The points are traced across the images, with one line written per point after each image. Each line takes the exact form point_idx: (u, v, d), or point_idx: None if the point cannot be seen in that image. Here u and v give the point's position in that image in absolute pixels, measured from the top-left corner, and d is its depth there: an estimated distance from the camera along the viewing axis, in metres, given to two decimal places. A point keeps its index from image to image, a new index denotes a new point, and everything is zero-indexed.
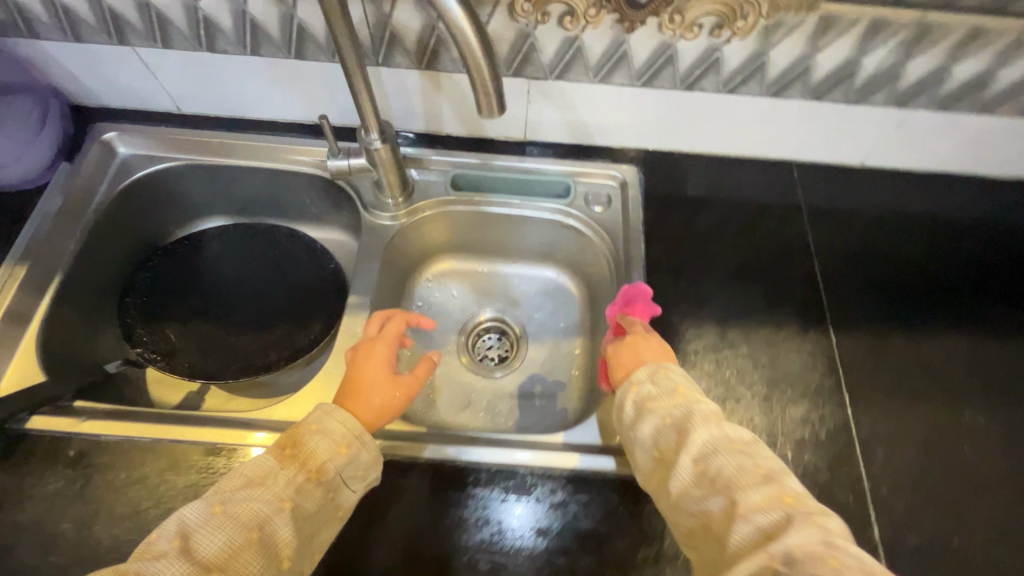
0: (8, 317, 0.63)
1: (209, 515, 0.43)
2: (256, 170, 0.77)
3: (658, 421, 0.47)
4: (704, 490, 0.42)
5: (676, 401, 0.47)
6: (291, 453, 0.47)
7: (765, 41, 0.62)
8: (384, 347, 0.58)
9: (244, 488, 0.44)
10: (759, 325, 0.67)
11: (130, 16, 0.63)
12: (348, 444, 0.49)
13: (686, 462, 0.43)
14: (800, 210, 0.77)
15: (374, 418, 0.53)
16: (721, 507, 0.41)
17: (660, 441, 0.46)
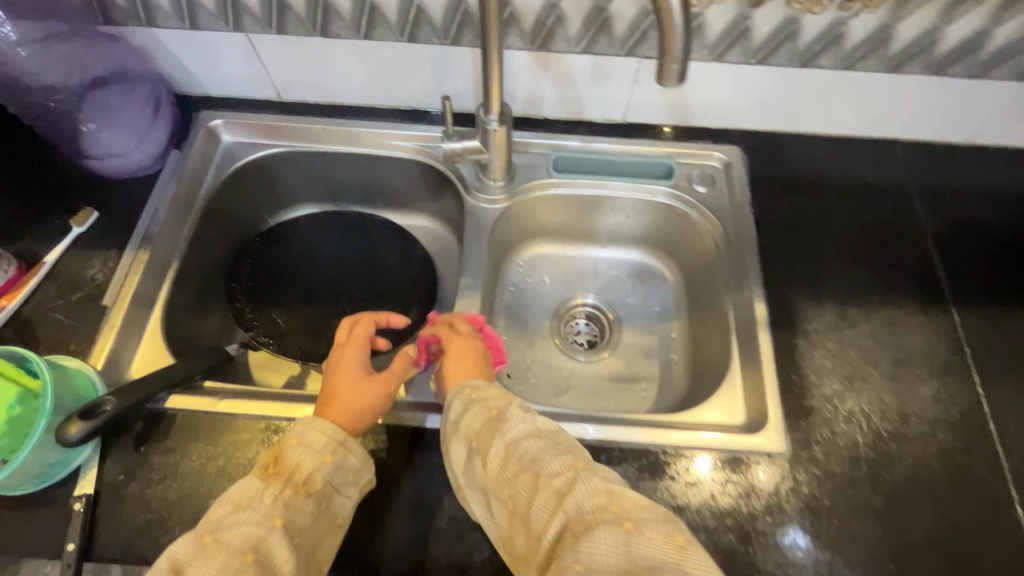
0: (136, 300, 0.65)
1: (200, 546, 0.41)
2: (357, 156, 0.78)
3: (481, 411, 0.49)
4: (514, 472, 0.45)
5: (466, 402, 0.51)
6: (273, 470, 0.47)
7: (895, 14, 0.60)
8: (353, 351, 0.57)
9: (233, 513, 0.44)
10: (876, 304, 0.66)
11: (250, 2, 0.64)
12: (333, 452, 0.49)
13: (495, 446, 0.46)
14: (909, 188, 0.75)
15: (353, 422, 0.53)
16: (517, 481, 0.44)
17: (477, 425, 0.48)
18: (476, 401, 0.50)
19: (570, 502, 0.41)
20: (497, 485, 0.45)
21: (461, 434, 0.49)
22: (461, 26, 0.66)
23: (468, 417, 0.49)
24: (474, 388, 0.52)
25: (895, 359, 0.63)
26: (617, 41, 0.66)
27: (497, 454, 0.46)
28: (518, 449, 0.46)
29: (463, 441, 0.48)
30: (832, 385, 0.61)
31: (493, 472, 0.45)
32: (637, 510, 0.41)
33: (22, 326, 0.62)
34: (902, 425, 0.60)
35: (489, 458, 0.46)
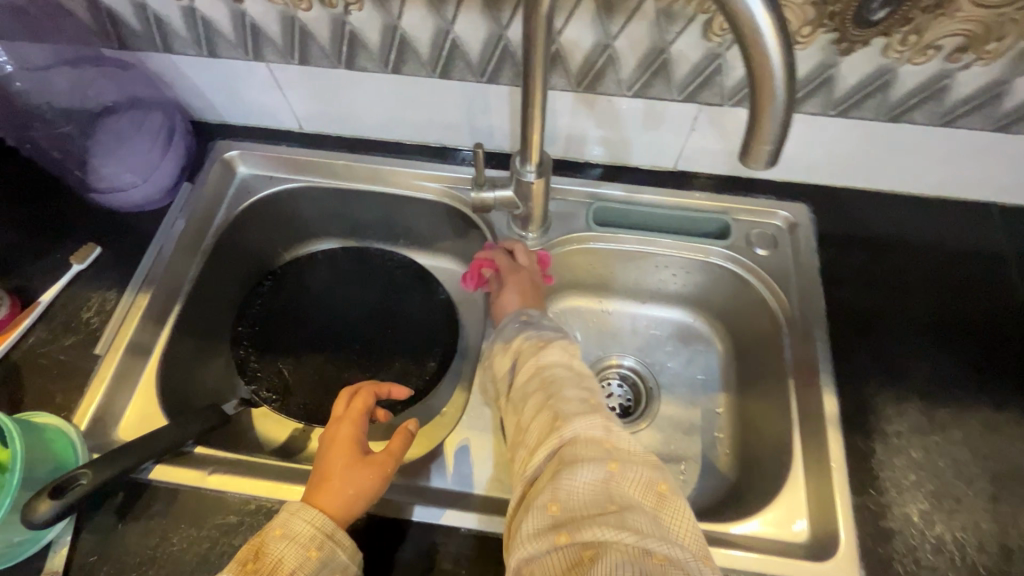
0: (131, 350, 0.59)
1: None
2: (379, 195, 0.72)
3: (535, 341, 0.51)
4: (535, 391, 0.46)
5: (522, 335, 0.53)
6: (251, 566, 0.41)
7: (1014, 67, 0.51)
8: (348, 428, 0.50)
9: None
10: (970, 403, 0.56)
11: (272, 31, 0.59)
12: (319, 546, 0.43)
13: (528, 364, 0.48)
14: (1008, 263, 0.65)
15: (346, 512, 0.46)
16: (533, 397, 0.45)
17: (525, 348, 0.51)
18: (533, 332, 0.53)
19: (566, 429, 0.41)
20: (519, 397, 0.47)
21: (512, 356, 0.51)
22: (500, 64, 0.59)
23: (522, 341, 0.52)
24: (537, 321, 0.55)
25: (994, 475, 0.53)
26: (675, 85, 0.58)
27: (528, 373, 0.48)
28: (548, 374, 0.47)
29: (511, 361, 0.51)
30: (916, 505, 0.51)
31: (521, 386, 0.47)
32: (627, 452, 0.41)
33: (10, 372, 0.57)
34: (1005, 562, 0.49)
35: (523, 375, 0.48)
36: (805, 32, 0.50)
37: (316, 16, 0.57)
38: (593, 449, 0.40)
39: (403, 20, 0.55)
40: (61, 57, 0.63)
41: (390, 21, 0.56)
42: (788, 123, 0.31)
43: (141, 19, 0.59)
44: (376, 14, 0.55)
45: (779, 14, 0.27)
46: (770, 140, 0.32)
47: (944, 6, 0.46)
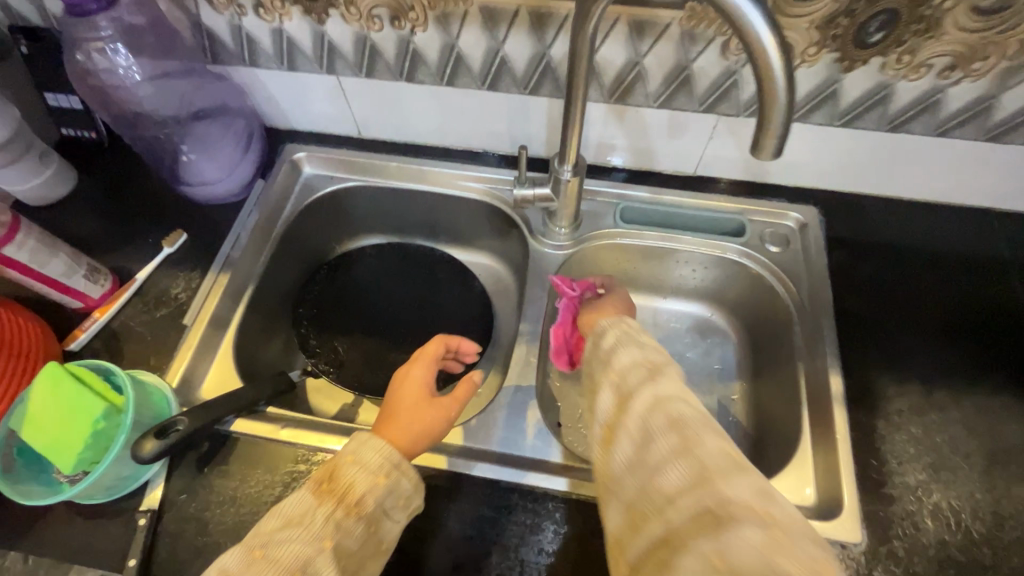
0: (212, 322, 0.68)
1: (250, 561, 0.41)
2: (428, 194, 0.80)
3: (637, 360, 0.49)
4: (659, 423, 0.44)
5: (622, 348, 0.51)
6: (328, 486, 0.46)
7: (1000, 83, 0.57)
8: (418, 372, 0.56)
9: (283, 528, 0.43)
10: (967, 388, 0.61)
11: (345, 49, 0.67)
12: (387, 474, 0.48)
13: (648, 396, 0.46)
14: (1006, 264, 0.70)
15: (411, 445, 0.52)
16: (656, 431, 0.43)
17: (631, 372, 0.48)
18: (635, 347, 0.51)
19: (718, 487, 0.39)
20: (639, 430, 0.44)
21: (616, 379, 0.49)
22: (541, 79, 0.67)
23: (624, 358, 0.50)
24: (632, 331, 0.53)
25: (989, 451, 0.58)
26: (696, 98, 0.65)
27: (645, 403, 0.45)
28: (669, 406, 0.44)
29: (614, 384, 0.49)
30: (916, 475, 0.56)
31: (635, 417, 0.45)
32: (786, 521, 0.38)
33: (110, 338, 0.66)
34: (997, 528, 0.54)
35: (638, 405, 0.46)
36: (811, 52, 0.57)
37: (384, 37, 0.65)
38: (749, 514, 0.37)
39: (459, 40, 0.64)
40: (166, 66, 0.70)
41: (448, 41, 0.64)
42: (790, 122, 0.38)
43: (233, 38, 0.69)
44: (436, 35, 0.64)
45: (781, 36, 0.35)
46: (774, 138, 0.38)
47: (933, 31, 0.53)
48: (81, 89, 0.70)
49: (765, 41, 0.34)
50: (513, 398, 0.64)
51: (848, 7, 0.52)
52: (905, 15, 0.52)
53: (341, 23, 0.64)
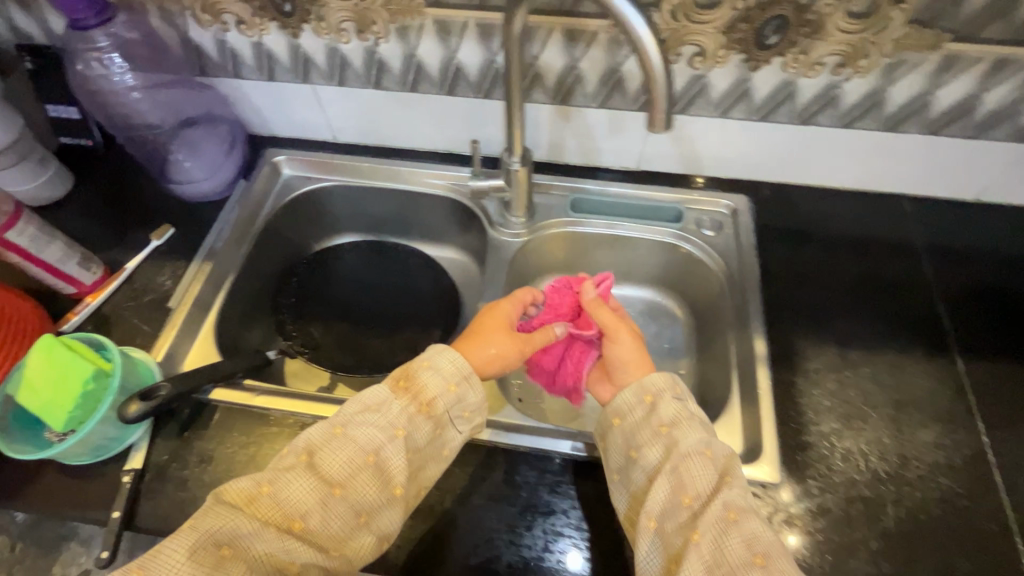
0: (195, 305, 0.74)
1: (332, 437, 0.54)
2: (397, 192, 0.88)
3: (701, 450, 0.53)
4: (730, 535, 0.48)
5: (689, 431, 0.55)
6: (405, 386, 0.57)
7: (886, 78, 0.65)
8: (508, 306, 0.69)
9: (360, 414, 0.55)
10: (878, 349, 0.68)
11: (317, 60, 0.75)
12: (457, 383, 0.58)
13: (721, 507, 0.49)
14: (917, 243, 0.77)
15: (484, 363, 0.62)
16: (729, 546, 0.47)
17: (699, 467, 0.52)
18: (696, 432, 0.55)
19: None
20: (713, 541, 0.48)
21: (680, 474, 0.52)
22: (493, 84, 0.75)
23: (688, 441, 0.54)
24: (685, 406, 0.57)
25: (897, 402, 0.64)
26: (630, 98, 0.73)
27: (718, 511, 0.49)
28: (744, 518, 0.48)
29: (679, 477, 0.52)
30: (830, 424, 0.63)
31: (711, 527, 0.48)
32: None
33: (102, 321, 0.72)
34: (902, 468, 0.60)
35: (709, 517, 0.49)
36: (721, 53, 0.65)
37: (352, 48, 0.73)
38: None
39: (418, 50, 0.72)
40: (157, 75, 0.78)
41: (408, 51, 0.72)
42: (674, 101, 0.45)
43: (218, 52, 0.77)
44: (398, 46, 0.72)
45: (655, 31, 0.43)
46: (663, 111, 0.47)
47: (820, 33, 0.61)
48: (81, 93, 0.78)
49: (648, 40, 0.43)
50: None
51: (745, 13, 0.61)
52: (794, 20, 0.61)
53: (313, 36, 0.72)
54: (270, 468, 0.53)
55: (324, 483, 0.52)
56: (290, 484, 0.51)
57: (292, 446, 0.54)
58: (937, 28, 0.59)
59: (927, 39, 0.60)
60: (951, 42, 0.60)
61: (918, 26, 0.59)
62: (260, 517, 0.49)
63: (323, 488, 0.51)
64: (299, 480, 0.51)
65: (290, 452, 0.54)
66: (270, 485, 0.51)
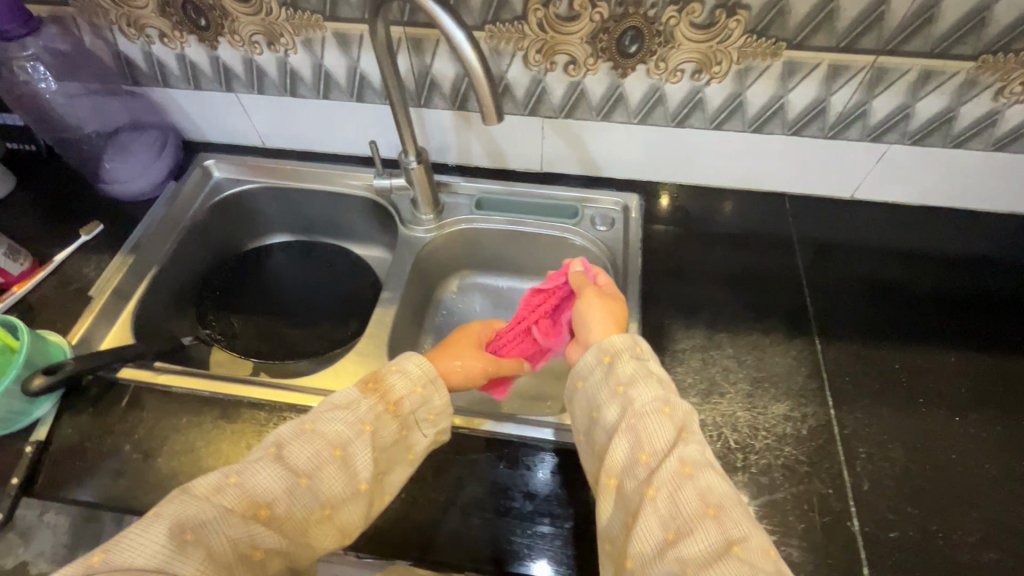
0: (115, 294, 0.79)
1: (301, 430, 0.51)
2: (320, 193, 0.94)
3: (657, 407, 0.50)
4: (686, 492, 0.45)
5: (642, 385, 0.51)
6: (374, 386, 0.55)
7: (740, 83, 0.72)
8: (476, 328, 0.71)
9: (332, 410, 0.52)
10: (743, 331, 0.73)
11: (237, 70, 0.82)
12: (424, 385, 0.57)
13: (675, 461, 0.46)
14: (790, 238, 0.83)
15: (449, 374, 0.63)
16: (683, 500, 0.45)
17: (655, 427, 0.48)
18: (655, 387, 0.51)
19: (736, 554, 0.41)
20: (666, 496, 0.45)
21: (638, 430, 0.49)
22: None
23: (643, 399, 0.50)
24: (645, 365, 0.53)
25: (754, 379, 0.68)
26: (520, 103, 0.79)
27: (674, 465, 0.46)
28: (700, 476, 0.46)
29: (635, 435, 0.49)
30: (690, 399, 0.67)
31: (666, 482, 0.45)
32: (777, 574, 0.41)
33: (27, 309, 0.77)
34: (751, 438, 0.64)
35: (665, 471, 0.46)
36: (591, 62, 0.72)
37: (266, 59, 0.80)
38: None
39: (324, 60, 0.79)
40: (87, 87, 0.86)
41: (316, 61, 0.79)
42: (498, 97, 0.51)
43: (146, 63, 0.83)
44: (305, 56, 0.78)
45: (472, 39, 0.49)
46: (493, 107, 0.52)
47: (672, 42, 0.68)
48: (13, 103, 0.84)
49: (466, 49, 0.49)
50: (368, 350, 0.75)
51: (603, 25, 0.68)
52: (646, 31, 0.67)
53: (229, 48, 0.79)
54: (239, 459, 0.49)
55: (291, 473, 0.49)
56: (256, 473, 0.48)
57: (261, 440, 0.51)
58: (771, 38, 0.66)
59: (765, 48, 0.67)
60: (788, 50, 0.67)
61: (754, 35, 0.66)
62: (224, 507, 0.45)
63: (290, 478, 0.48)
64: (265, 470, 0.48)
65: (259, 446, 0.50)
66: (236, 476, 0.47)
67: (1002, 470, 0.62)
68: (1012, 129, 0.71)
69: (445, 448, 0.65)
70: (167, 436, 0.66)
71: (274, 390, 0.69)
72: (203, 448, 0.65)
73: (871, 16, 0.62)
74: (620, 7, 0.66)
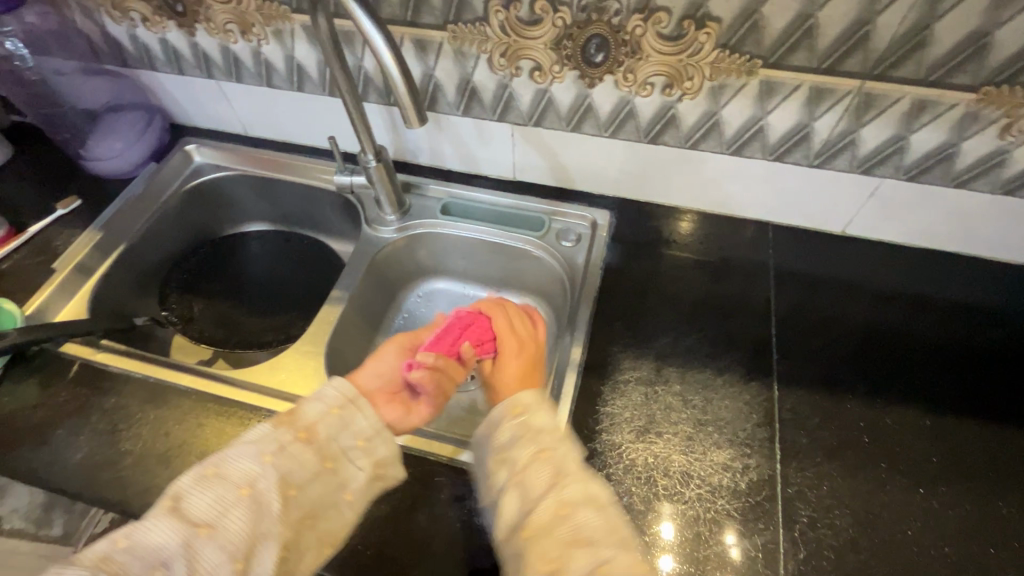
0: (78, 269, 0.81)
1: (203, 476, 0.44)
2: (294, 184, 0.93)
3: (537, 454, 0.47)
4: (562, 530, 0.42)
5: (518, 438, 0.48)
6: (287, 417, 0.48)
7: (714, 101, 0.67)
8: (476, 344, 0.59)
9: (234, 449, 0.45)
10: (697, 367, 0.68)
11: (215, 57, 0.83)
12: (341, 407, 0.50)
13: (552, 502, 0.44)
14: (768, 270, 0.77)
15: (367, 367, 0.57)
16: (558, 537, 0.42)
17: (533, 474, 0.45)
18: (530, 436, 0.48)
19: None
20: (539, 534, 0.42)
21: (520, 480, 0.45)
22: (366, 87, 0.80)
23: (519, 453, 0.47)
24: (529, 420, 0.49)
25: (697, 421, 0.63)
26: (487, 108, 0.77)
27: (550, 507, 0.43)
28: (576, 514, 0.43)
29: (520, 489, 0.45)
30: (623, 436, 0.62)
31: (541, 523, 0.43)
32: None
33: None
34: (681, 485, 0.59)
35: (546, 511, 0.43)
36: (556, 69, 0.69)
37: (242, 48, 0.80)
38: None
39: (296, 52, 0.78)
40: (73, 65, 0.89)
41: (288, 52, 0.78)
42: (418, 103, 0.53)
43: (133, 45, 0.85)
44: (277, 47, 0.78)
45: (392, 46, 0.50)
46: (413, 110, 0.53)
47: (640, 53, 0.64)
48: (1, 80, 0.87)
49: (386, 56, 0.50)
50: (307, 348, 0.73)
51: (566, 31, 0.64)
52: (612, 39, 0.64)
53: (206, 36, 0.80)
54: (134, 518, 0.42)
55: (187, 525, 0.41)
56: (148, 531, 0.41)
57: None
58: (745, 54, 0.61)
59: (738, 65, 0.62)
60: (764, 68, 0.62)
61: (727, 51, 0.61)
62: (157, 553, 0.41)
63: (184, 530, 0.41)
64: (158, 525, 0.41)
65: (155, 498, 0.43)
66: (126, 539, 0.40)
67: (962, 553, 0.55)
68: (1021, 172, 0.63)
69: None
70: (94, 415, 0.67)
71: (205, 382, 0.69)
72: (124, 431, 0.65)
73: (854, 37, 0.57)
74: (583, 13, 0.63)
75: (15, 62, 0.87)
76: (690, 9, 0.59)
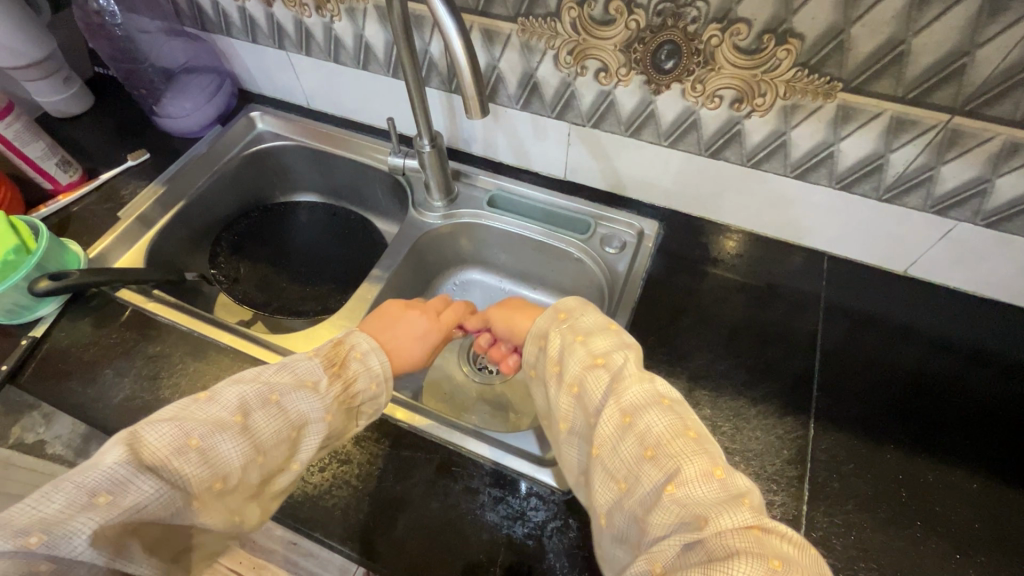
0: (139, 220, 0.84)
1: (267, 401, 0.45)
2: (348, 160, 0.95)
3: (591, 361, 0.47)
4: (624, 437, 0.42)
5: (569, 353, 0.48)
6: (337, 370, 0.50)
7: (785, 121, 0.64)
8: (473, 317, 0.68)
9: (297, 388, 0.47)
10: (729, 393, 0.66)
11: (288, 28, 0.85)
12: (379, 382, 0.52)
13: (614, 407, 0.43)
14: (818, 303, 0.73)
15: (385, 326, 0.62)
16: (624, 450, 0.41)
17: (589, 380, 0.46)
18: (581, 348, 0.48)
19: (682, 496, 0.38)
20: (608, 449, 0.42)
21: (577, 387, 0.46)
22: (430, 72, 0.80)
23: (571, 364, 0.47)
24: (574, 322, 0.51)
25: (725, 448, 0.61)
26: (548, 105, 0.76)
27: (612, 418, 0.43)
28: (639, 422, 0.42)
29: (580, 401, 0.46)
30: None
31: (606, 437, 0.42)
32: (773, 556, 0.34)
33: (66, 218, 0.84)
34: None
35: (609, 421, 0.43)
36: (623, 72, 0.67)
37: (315, 23, 0.82)
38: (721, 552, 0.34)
39: (366, 32, 0.79)
40: (157, 25, 0.93)
41: (358, 31, 0.80)
42: (481, 91, 0.53)
43: (213, 11, 0.88)
44: (349, 25, 0.80)
45: (463, 35, 0.49)
46: (475, 100, 0.53)
47: (712, 64, 0.62)
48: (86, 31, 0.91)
49: (455, 43, 0.49)
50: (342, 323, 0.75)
51: (639, 34, 0.63)
52: (685, 47, 0.62)
53: (282, 7, 0.82)
54: (202, 418, 0.42)
55: (251, 449, 0.43)
56: (221, 444, 0.42)
57: (219, 395, 0.44)
58: (825, 75, 0.58)
59: (817, 86, 0.59)
60: (844, 92, 0.59)
61: (806, 70, 0.59)
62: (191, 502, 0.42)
63: (249, 452, 0.43)
64: (228, 441, 0.42)
65: (216, 403, 0.44)
66: (200, 441, 0.41)
67: None
68: None
69: (382, 441, 0.63)
70: (139, 360, 0.70)
71: (241, 342, 0.71)
72: (165, 379, 0.68)
73: (947, 69, 0.53)
74: (658, 18, 0.61)
75: (106, 17, 0.90)
76: (772, 23, 0.57)
